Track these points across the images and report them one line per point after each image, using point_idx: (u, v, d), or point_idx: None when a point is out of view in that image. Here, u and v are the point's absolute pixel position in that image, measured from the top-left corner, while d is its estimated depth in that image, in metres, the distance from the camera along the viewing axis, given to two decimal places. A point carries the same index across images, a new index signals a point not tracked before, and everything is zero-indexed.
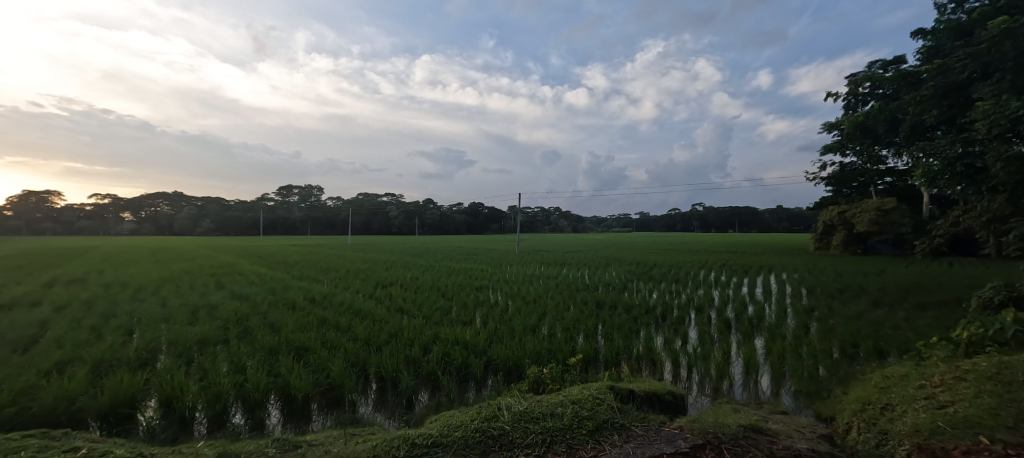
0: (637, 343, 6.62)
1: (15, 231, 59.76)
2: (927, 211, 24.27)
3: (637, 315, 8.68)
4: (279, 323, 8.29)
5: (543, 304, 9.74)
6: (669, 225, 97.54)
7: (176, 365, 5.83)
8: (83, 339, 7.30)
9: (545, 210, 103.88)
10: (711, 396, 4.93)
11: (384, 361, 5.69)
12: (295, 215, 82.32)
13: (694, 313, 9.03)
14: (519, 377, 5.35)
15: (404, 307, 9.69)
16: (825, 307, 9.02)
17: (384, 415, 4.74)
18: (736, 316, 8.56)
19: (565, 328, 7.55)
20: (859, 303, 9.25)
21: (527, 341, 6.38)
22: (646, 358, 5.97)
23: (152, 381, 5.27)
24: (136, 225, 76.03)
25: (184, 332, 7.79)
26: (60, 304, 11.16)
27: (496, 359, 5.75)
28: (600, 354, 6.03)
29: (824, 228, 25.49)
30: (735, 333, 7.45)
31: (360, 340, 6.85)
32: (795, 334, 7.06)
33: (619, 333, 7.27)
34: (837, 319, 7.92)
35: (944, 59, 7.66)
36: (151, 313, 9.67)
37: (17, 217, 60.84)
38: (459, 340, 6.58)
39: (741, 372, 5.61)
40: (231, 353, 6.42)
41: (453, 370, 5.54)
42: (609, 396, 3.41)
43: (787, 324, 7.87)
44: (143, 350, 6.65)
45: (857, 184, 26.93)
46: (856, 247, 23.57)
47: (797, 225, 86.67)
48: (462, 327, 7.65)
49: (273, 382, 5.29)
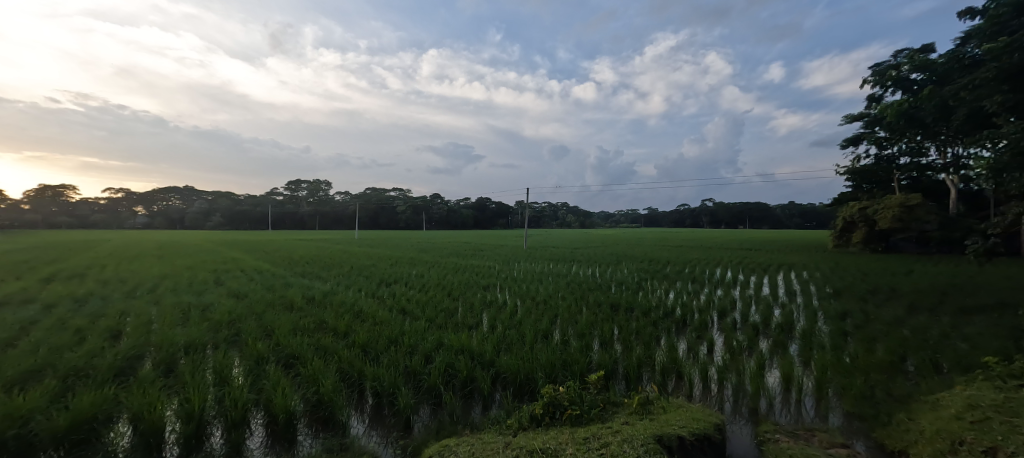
0: (659, 353, 6.04)
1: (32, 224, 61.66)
2: (953, 208, 23.29)
3: (657, 318, 8.08)
4: (273, 324, 7.81)
5: (554, 306, 9.15)
6: (678, 222, 96.37)
7: (154, 375, 5.36)
8: (64, 342, 6.89)
9: (554, 206, 103.18)
10: (748, 419, 4.34)
11: (380, 373, 5.13)
12: (302, 209, 82.40)
13: (717, 317, 8.43)
14: (533, 395, 4.77)
15: (407, 309, 9.14)
16: (859, 311, 8.34)
17: (378, 437, 4.24)
18: (762, 321, 7.93)
19: (578, 333, 7.00)
20: (896, 307, 8.54)
21: (539, 351, 5.81)
22: (670, 370, 5.39)
23: (124, 396, 4.81)
24: (149, 219, 77.29)
25: (170, 334, 7.34)
26: (53, 301, 10.83)
27: (505, 371, 5.18)
28: (619, 366, 5.46)
29: (844, 225, 24.35)
30: (765, 340, 6.83)
31: (357, 346, 6.34)
32: (833, 342, 6.41)
33: (638, 340, 6.67)
34: (875, 325, 7.27)
35: (1013, 37, 6.92)
36: (142, 312, 9.27)
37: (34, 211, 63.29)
38: (464, 349, 6.00)
39: (779, 388, 5.00)
40: (217, 359, 5.94)
41: (457, 385, 4.99)
42: (653, 452, 2.81)
43: (821, 330, 7.22)
44: (125, 355, 6.21)
45: (878, 179, 25.97)
46: (877, 245, 22.76)
47: (809, 223, 85.15)
48: (468, 332, 7.09)
49: (259, 398, 4.82)
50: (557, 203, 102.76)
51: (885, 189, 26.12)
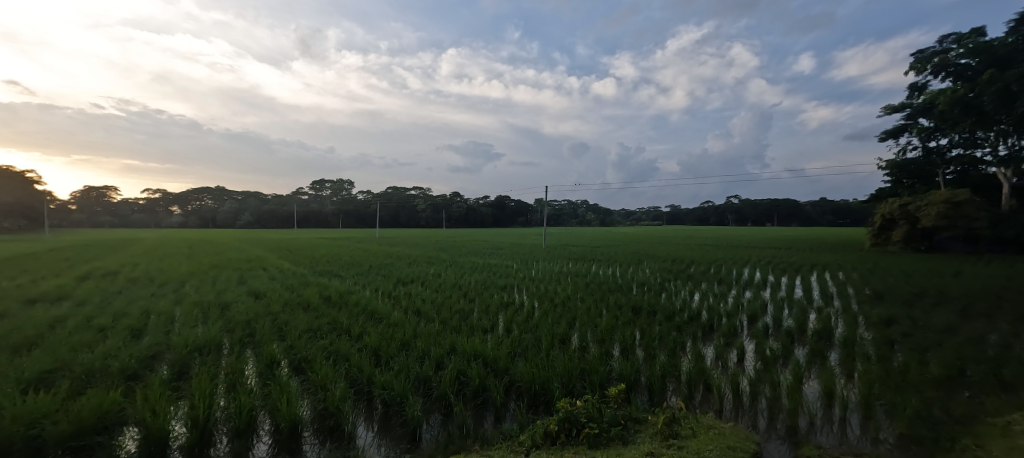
0: (686, 362, 5.63)
1: (78, 224, 67.27)
2: (1005, 204, 21.82)
3: (681, 323, 7.65)
4: (287, 326, 7.69)
5: (574, 309, 8.79)
6: (702, 219, 94.29)
7: (164, 377, 5.26)
8: (84, 340, 6.87)
9: (575, 204, 102.25)
10: (787, 440, 3.92)
11: (389, 381, 4.90)
12: (326, 208, 83.94)
13: (746, 321, 7.94)
14: (549, 406, 4.44)
15: (421, 310, 8.95)
16: (905, 316, 7.72)
17: (383, 449, 4.01)
18: (796, 326, 7.41)
19: (598, 339, 6.65)
20: (947, 313, 7.87)
21: (555, 358, 5.48)
22: (698, 382, 4.99)
23: (129, 400, 4.69)
24: (183, 219, 80.43)
25: (186, 333, 7.25)
26: (81, 299, 11.00)
27: (520, 379, 4.90)
28: (641, 376, 5.08)
29: (882, 222, 22.97)
30: (801, 349, 6.34)
31: (369, 350, 6.15)
32: (878, 351, 5.89)
33: (663, 347, 6.26)
34: (924, 332, 6.69)
35: None
36: (164, 310, 9.28)
37: (80, 212, 68.71)
38: (477, 354, 5.72)
39: (820, 403, 4.56)
40: (228, 361, 5.82)
41: (469, 394, 4.72)
42: None
43: (864, 338, 6.64)
44: (142, 353, 6.12)
45: (920, 173, 24.66)
46: (919, 243, 21.45)
47: (842, 219, 81.71)
48: (482, 336, 6.83)
49: (265, 404, 4.67)
50: (578, 201, 101.86)
51: (928, 184, 24.72)
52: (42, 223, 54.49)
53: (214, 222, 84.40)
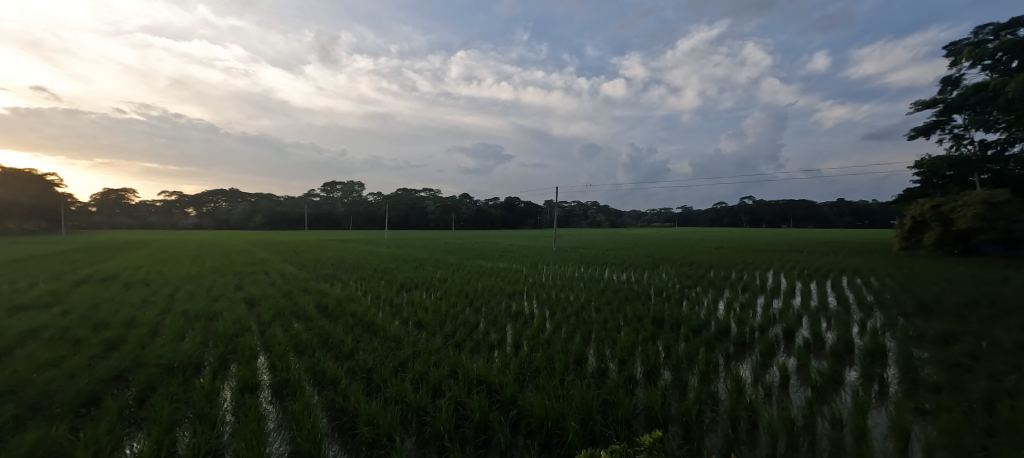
0: (722, 390, 4.84)
1: (95, 225, 68.43)
2: None
3: (709, 338, 6.84)
4: (275, 339, 7.03)
5: (587, 320, 8.06)
6: (715, 220, 92.90)
7: (122, 405, 4.59)
8: (47, 356, 6.21)
9: (586, 205, 101.13)
10: None
11: (376, 414, 4.20)
12: (337, 209, 84.23)
13: (782, 337, 7.10)
14: (563, 449, 3.73)
15: (423, 322, 8.26)
16: (965, 332, 6.83)
17: None
18: (840, 343, 6.57)
19: (618, 358, 5.89)
20: (1014, 329, 6.95)
21: (571, 385, 4.74)
22: (740, 417, 4.19)
23: (76, 433, 4.04)
24: (197, 220, 81.32)
25: (163, 348, 6.60)
26: (69, 306, 10.48)
27: (530, 412, 4.19)
28: (672, 409, 4.34)
29: (913, 225, 22.01)
30: (852, 373, 5.51)
31: (360, 371, 5.48)
32: (948, 377, 5.04)
33: (693, 369, 5.47)
34: (995, 353, 5.81)
35: None
36: (149, 320, 8.63)
37: (98, 214, 69.99)
38: (480, 379, 5.01)
39: (892, 447, 3.76)
40: (201, 383, 5.17)
41: (468, 433, 4.02)
42: None
43: (925, 359, 5.80)
44: (106, 373, 5.47)
45: (954, 172, 23.56)
46: (952, 247, 20.32)
47: (861, 220, 79.64)
48: (486, 354, 6.13)
49: (231, 441, 4.02)
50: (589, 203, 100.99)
51: (962, 184, 23.62)
52: (59, 225, 54.92)
53: (226, 223, 85.07)
